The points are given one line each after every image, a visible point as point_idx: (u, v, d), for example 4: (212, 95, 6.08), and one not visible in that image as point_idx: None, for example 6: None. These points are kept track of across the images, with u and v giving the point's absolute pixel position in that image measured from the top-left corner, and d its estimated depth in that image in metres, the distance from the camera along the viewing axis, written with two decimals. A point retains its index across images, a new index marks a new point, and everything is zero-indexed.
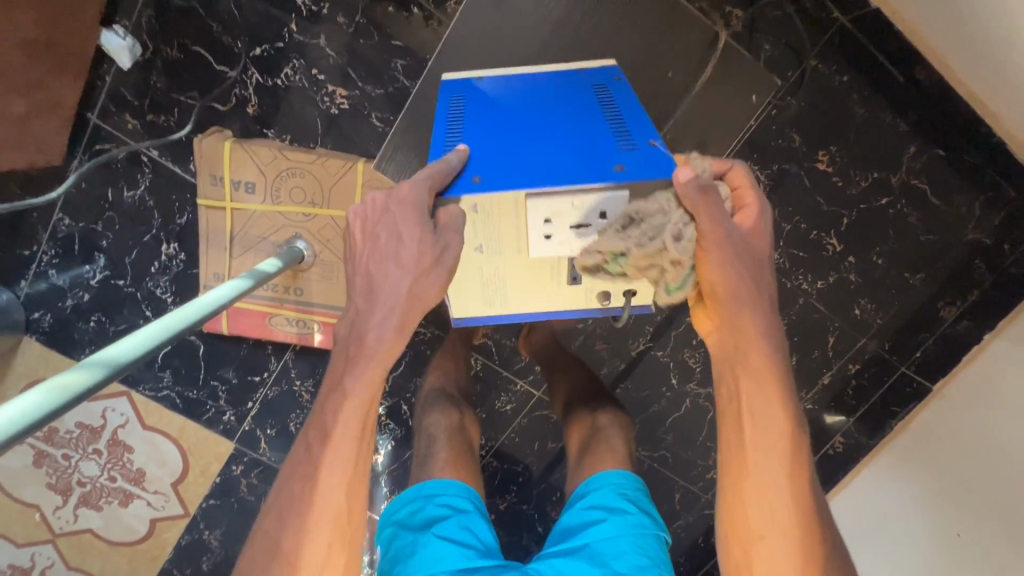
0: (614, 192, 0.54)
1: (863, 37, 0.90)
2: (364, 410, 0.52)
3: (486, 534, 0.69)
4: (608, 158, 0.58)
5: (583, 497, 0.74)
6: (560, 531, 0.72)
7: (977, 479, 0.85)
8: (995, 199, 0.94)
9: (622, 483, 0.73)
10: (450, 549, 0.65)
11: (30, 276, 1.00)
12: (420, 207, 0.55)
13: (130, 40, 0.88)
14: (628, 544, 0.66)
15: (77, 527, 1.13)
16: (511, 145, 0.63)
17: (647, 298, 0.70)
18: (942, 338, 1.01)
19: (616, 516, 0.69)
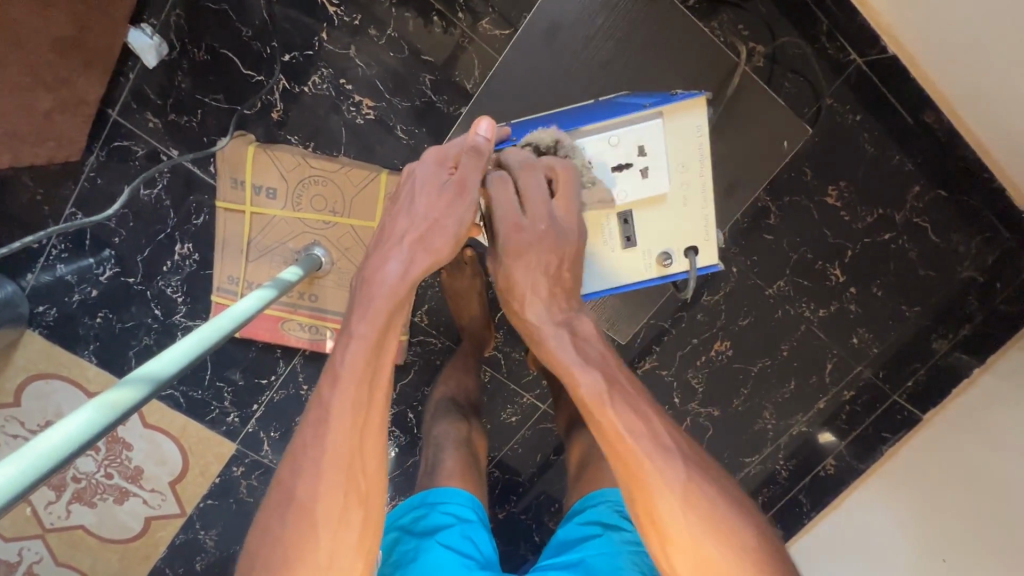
0: (646, 122, 0.69)
1: (878, 79, 0.94)
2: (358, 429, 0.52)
3: (486, 546, 0.70)
4: (636, 105, 0.74)
5: (580, 513, 0.75)
6: (556, 546, 0.74)
7: (971, 511, 0.87)
8: (990, 239, 0.99)
9: (617, 499, 0.74)
10: (450, 558, 0.65)
11: (36, 269, 0.98)
12: (439, 168, 0.67)
13: (157, 39, 0.88)
14: (624, 561, 0.67)
15: (69, 523, 1.12)
16: (551, 124, 0.77)
17: (712, 254, 0.73)
18: (932, 368, 1.06)
19: (613, 531, 0.70)
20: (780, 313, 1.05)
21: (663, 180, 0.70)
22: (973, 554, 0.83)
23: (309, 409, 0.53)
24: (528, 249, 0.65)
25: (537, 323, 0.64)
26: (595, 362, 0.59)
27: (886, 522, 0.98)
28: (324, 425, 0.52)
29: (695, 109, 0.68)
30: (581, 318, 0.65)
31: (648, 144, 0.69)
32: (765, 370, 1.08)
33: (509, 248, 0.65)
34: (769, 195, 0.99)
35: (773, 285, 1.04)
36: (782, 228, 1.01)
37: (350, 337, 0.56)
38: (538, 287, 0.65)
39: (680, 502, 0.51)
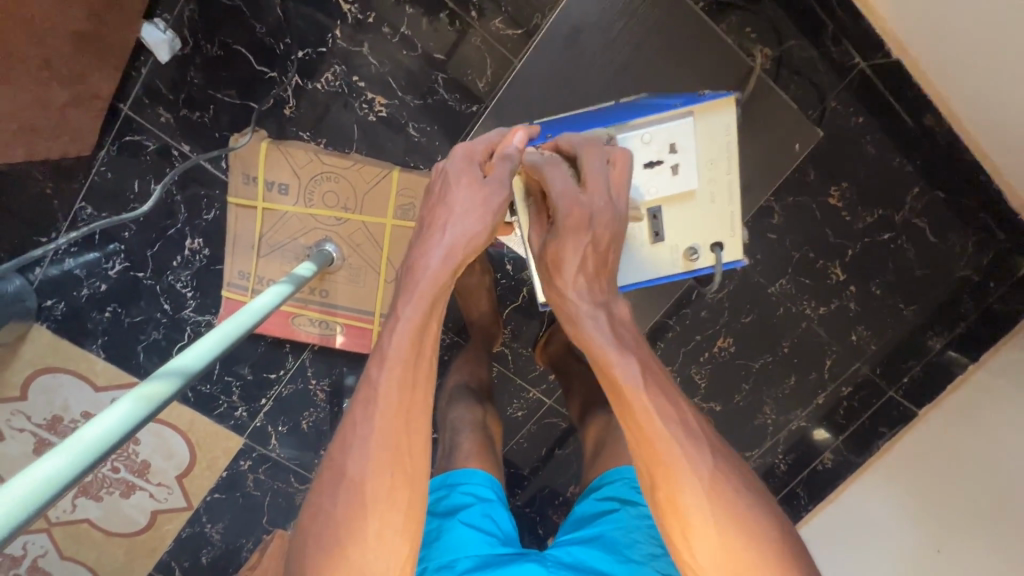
0: (677, 122, 0.70)
1: (881, 83, 0.96)
2: (403, 412, 0.54)
3: (506, 523, 0.71)
4: (666, 104, 0.75)
5: (597, 489, 0.77)
6: (574, 521, 0.75)
7: (963, 501, 0.91)
8: (985, 239, 1.02)
9: (632, 477, 0.76)
10: (473, 536, 0.67)
11: (44, 262, 0.98)
12: (473, 162, 0.69)
13: (170, 34, 0.88)
14: (642, 533, 0.69)
15: (75, 517, 1.12)
16: (581, 123, 0.78)
17: (738, 250, 0.73)
18: (928, 365, 1.09)
19: (629, 506, 0.72)
20: (782, 311, 1.08)
21: (693, 178, 0.71)
22: (970, 545, 0.86)
23: (357, 391, 0.56)
24: (588, 228, 0.66)
25: (576, 303, 0.65)
26: (632, 347, 0.61)
27: (884, 511, 1.01)
28: (371, 408, 0.54)
29: (725, 108, 0.70)
30: (619, 302, 0.67)
31: (679, 142, 0.71)
32: (766, 367, 1.11)
33: (568, 221, 0.66)
34: (773, 196, 1.01)
35: (775, 283, 1.06)
36: (785, 228, 1.03)
37: (397, 321, 0.58)
38: (584, 265, 0.67)
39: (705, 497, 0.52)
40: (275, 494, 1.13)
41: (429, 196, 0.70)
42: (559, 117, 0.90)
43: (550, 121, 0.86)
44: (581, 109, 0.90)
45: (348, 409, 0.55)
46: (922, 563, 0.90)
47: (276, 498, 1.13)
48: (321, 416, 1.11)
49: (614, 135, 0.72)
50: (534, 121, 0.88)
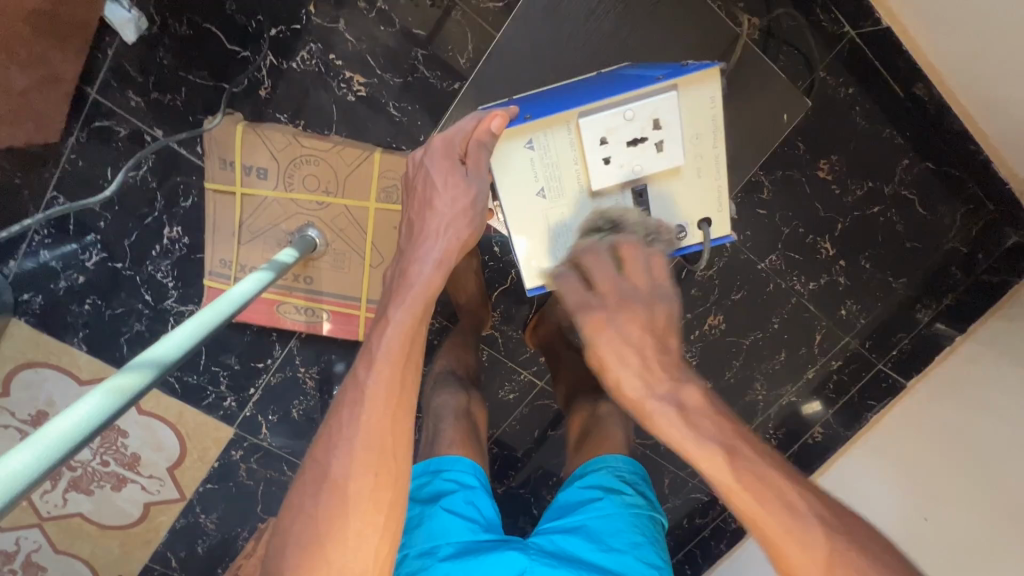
0: (661, 95, 0.67)
1: (870, 51, 0.94)
2: (392, 412, 0.53)
3: (488, 509, 0.71)
4: (648, 76, 0.72)
5: (581, 477, 0.77)
6: (557, 507, 0.74)
7: (953, 472, 0.92)
8: (974, 210, 1.01)
9: (618, 466, 0.77)
10: (455, 523, 0.67)
11: (18, 255, 0.95)
12: (452, 156, 0.68)
13: (135, 13, 0.84)
14: (625, 522, 0.69)
15: (66, 511, 1.11)
16: (559, 100, 0.74)
17: (725, 226, 0.73)
18: (917, 337, 1.09)
19: (613, 496, 0.72)
20: (771, 287, 1.07)
21: (679, 154, 0.69)
22: (964, 518, 0.87)
23: (345, 389, 0.55)
24: (610, 323, 0.58)
25: (640, 399, 0.55)
26: (708, 433, 0.53)
27: (871, 483, 1.02)
28: (359, 409, 0.53)
29: (711, 79, 0.68)
30: (687, 386, 0.56)
31: (663, 117, 0.68)
32: (756, 343, 1.11)
33: (589, 324, 0.59)
34: (762, 170, 1.00)
35: (765, 260, 1.05)
36: (775, 203, 1.02)
37: (387, 322, 0.57)
38: (628, 358, 0.56)
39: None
40: (268, 483, 1.13)
41: (414, 193, 0.71)
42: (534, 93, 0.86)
43: (524, 98, 0.82)
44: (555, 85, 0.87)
45: (334, 408, 0.54)
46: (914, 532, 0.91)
47: (269, 487, 1.13)
48: (311, 405, 1.10)
49: (597, 111, 0.68)
50: (510, 99, 0.84)
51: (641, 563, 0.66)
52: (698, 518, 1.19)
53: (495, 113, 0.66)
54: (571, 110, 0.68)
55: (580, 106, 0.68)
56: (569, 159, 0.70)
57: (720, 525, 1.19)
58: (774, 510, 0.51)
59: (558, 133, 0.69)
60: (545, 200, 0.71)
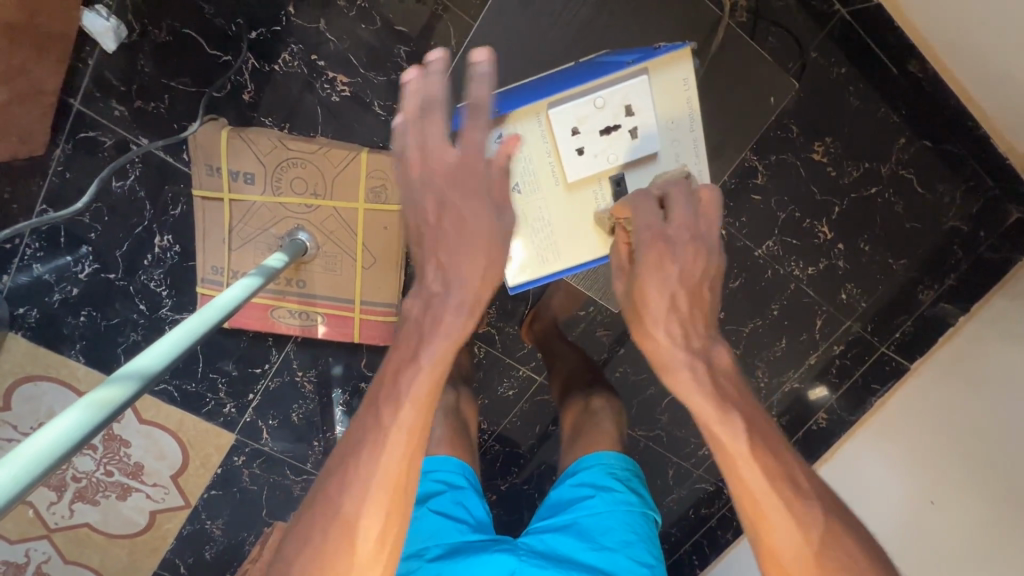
0: (631, 81, 0.67)
1: (861, 29, 0.92)
2: (411, 454, 0.48)
3: (479, 509, 0.71)
4: (620, 64, 0.71)
5: (573, 475, 0.76)
6: (549, 505, 0.74)
7: (956, 454, 0.91)
8: (974, 188, 0.99)
9: (611, 463, 0.75)
10: (444, 523, 0.67)
11: (11, 270, 0.94)
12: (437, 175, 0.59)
13: (114, 21, 0.84)
14: (617, 520, 0.68)
15: (73, 522, 1.11)
16: (532, 93, 0.74)
17: None
18: (920, 318, 1.07)
19: (604, 493, 0.71)
20: (770, 274, 1.06)
21: (655, 140, 0.68)
22: (969, 502, 0.86)
23: (365, 416, 0.49)
24: (667, 264, 0.58)
25: (672, 348, 0.56)
26: (728, 398, 0.54)
27: (876, 469, 1.01)
28: (380, 444, 0.48)
29: (683, 60, 0.67)
30: (717, 347, 0.58)
31: (635, 103, 0.68)
32: (756, 331, 1.09)
33: (647, 260, 0.59)
34: (757, 155, 0.98)
35: (762, 246, 1.04)
36: (771, 188, 1.00)
37: (417, 345, 0.50)
38: (675, 305, 0.58)
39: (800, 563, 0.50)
40: (272, 487, 1.13)
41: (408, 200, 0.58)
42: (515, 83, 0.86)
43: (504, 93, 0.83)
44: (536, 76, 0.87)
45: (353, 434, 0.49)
46: (921, 517, 0.91)
47: (273, 491, 1.13)
48: (311, 408, 1.10)
49: (566, 101, 0.68)
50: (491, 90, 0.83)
51: (633, 562, 0.66)
52: (704, 508, 1.19)
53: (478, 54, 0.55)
54: (540, 102, 0.69)
55: (549, 98, 0.68)
56: (542, 151, 0.70)
57: (726, 514, 1.18)
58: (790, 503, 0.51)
59: (529, 127, 0.69)
60: (521, 195, 0.71)
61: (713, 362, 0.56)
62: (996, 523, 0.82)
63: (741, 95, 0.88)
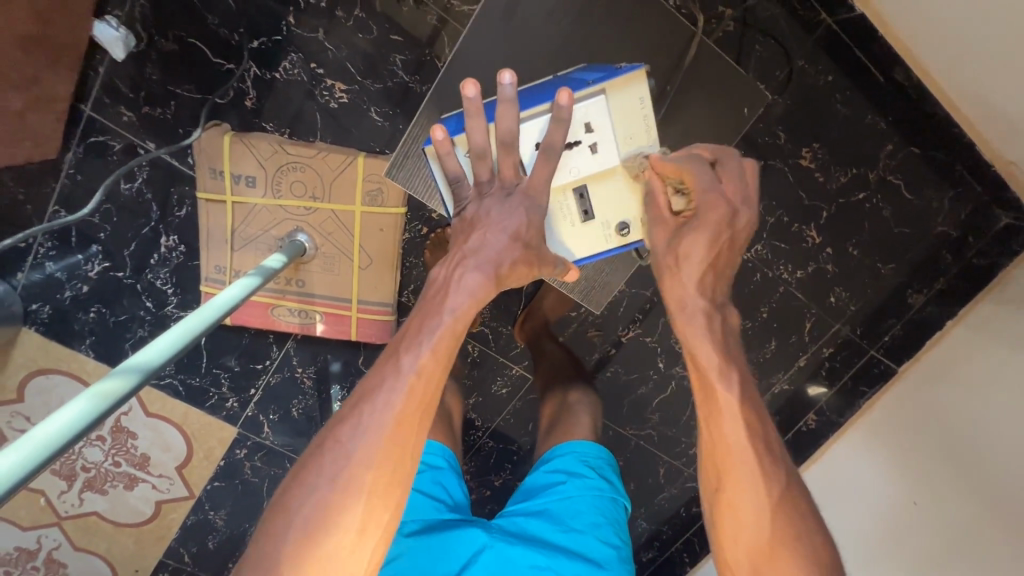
0: (590, 100, 0.69)
1: (848, 38, 0.94)
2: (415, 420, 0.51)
3: (456, 490, 0.75)
4: (580, 79, 0.73)
5: (548, 461, 0.79)
6: (524, 490, 0.78)
7: (942, 456, 0.92)
8: (963, 194, 1.01)
9: (584, 451, 0.78)
10: (423, 500, 0.70)
11: (25, 268, 0.99)
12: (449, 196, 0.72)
13: (123, 31, 0.88)
14: (587, 504, 0.72)
15: (83, 510, 1.16)
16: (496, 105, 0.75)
17: None
18: (909, 322, 1.09)
19: (576, 479, 0.74)
20: (758, 277, 1.08)
21: (613, 155, 0.70)
22: (954, 504, 0.88)
23: (378, 373, 0.53)
24: (727, 223, 0.61)
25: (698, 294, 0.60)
26: (732, 353, 0.58)
27: (863, 471, 1.03)
28: (392, 399, 0.50)
29: (638, 81, 0.69)
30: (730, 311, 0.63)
31: (594, 120, 0.69)
32: (746, 332, 1.11)
33: (712, 213, 0.61)
34: (745, 160, 1.01)
35: (750, 249, 1.06)
36: (758, 193, 1.02)
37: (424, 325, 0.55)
38: (712, 260, 0.61)
39: (756, 525, 0.53)
40: (272, 479, 1.17)
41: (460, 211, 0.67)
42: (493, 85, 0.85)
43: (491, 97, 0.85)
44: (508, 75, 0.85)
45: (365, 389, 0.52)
46: (908, 518, 0.93)
47: (274, 483, 1.17)
48: (310, 403, 1.14)
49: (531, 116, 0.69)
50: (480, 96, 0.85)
51: (600, 542, 0.69)
52: (695, 507, 1.21)
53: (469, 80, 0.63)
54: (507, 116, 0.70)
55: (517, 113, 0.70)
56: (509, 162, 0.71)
57: None
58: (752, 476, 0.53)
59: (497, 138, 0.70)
60: None
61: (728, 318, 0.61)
62: (979, 526, 0.83)
63: (727, 101, 0.90)
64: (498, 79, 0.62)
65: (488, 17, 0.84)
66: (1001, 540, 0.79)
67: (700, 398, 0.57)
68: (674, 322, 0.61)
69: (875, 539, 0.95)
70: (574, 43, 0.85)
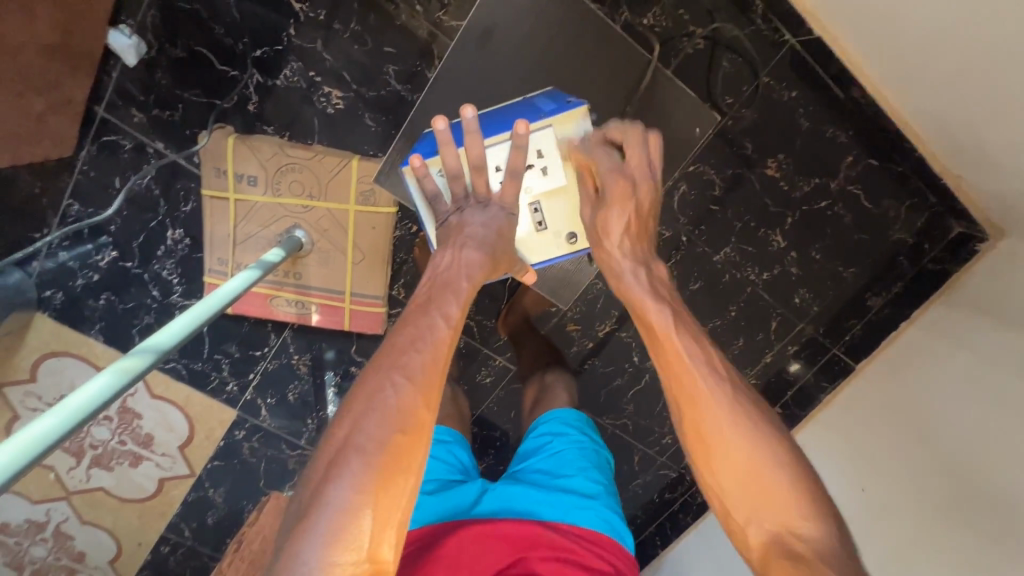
0: (541, 131, 0.77)
1: (811, 57, 1.01)
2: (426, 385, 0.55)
3: (465, 458, 0.85)
4: (535, 109, 0.81)
5: (537, 427, 0.89)
6: (520, 454, 0.87)
7: (911, 436, 0.96)
8: (918, 204, 1.08)
9: (566, 415, 0.88)
10: (436, 464, 0.81)
11: (40, 256, 1.05)
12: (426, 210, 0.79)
13: (135, 39, 0.94)
14: (573, 453, 0.81)
15: (90, 486, 1.23)
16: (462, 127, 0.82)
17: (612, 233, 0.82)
18: (868, 323, 1.16)
19: (562, 437, 0.84)
20: (727, 278, 1.15)
21: (562, 177, 0.78)
22: (923, 474, 0.91)
23: (389, 348, 0.58)
24: (630, 197, 0.72)
25: (620, 259, 0.73)
26: (663, 295, 0.70)
27: (821, 464, 1.09)
28: (409, 366, 0.56)
29: (579, 117, 0.77)
30: (655, 263, 0.75)
31: (545, 148, 0.77)
32: (716, 329, 1.19)
33: (617, 192, 0.72)
34: (715, 169, 1.08)
35: (720, 252, 1.13)
36: (727, 200, 1.10)
37: (424, 314, 0.61)
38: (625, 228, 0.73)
39: (721, 423, 0.60)
40: (269, 459, 1.24)
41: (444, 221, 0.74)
42: (477, 98, 0.92)
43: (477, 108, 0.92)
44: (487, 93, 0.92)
45: (377, 364, 0.56)
46: (884, 499, 0.95)
47: (271, 463, 1.24)
48: (306, 388, 1.21)
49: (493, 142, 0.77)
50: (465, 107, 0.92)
51: (589, 481, 0.78)
52: (667, 493, 1.29)
53: (438, 114, 0.70)
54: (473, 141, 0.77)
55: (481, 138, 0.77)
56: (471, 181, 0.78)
57: (687, 499, 1.28)
58: (706, 380, 0.62)
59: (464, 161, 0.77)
60: None
61: (653, 269, 0.73)
62: (952, 497, 0.85)
63: (696, 114, 0.97)
64: (461, 114, 0.70)
65: (474, 32, 0.90)
66: (943, 517, 0.85)
67: (647, 335, 0.67)
68: (619, 287, 0.73)
69: (857, 521, 0.97)
70: (552, 59, 0.92)
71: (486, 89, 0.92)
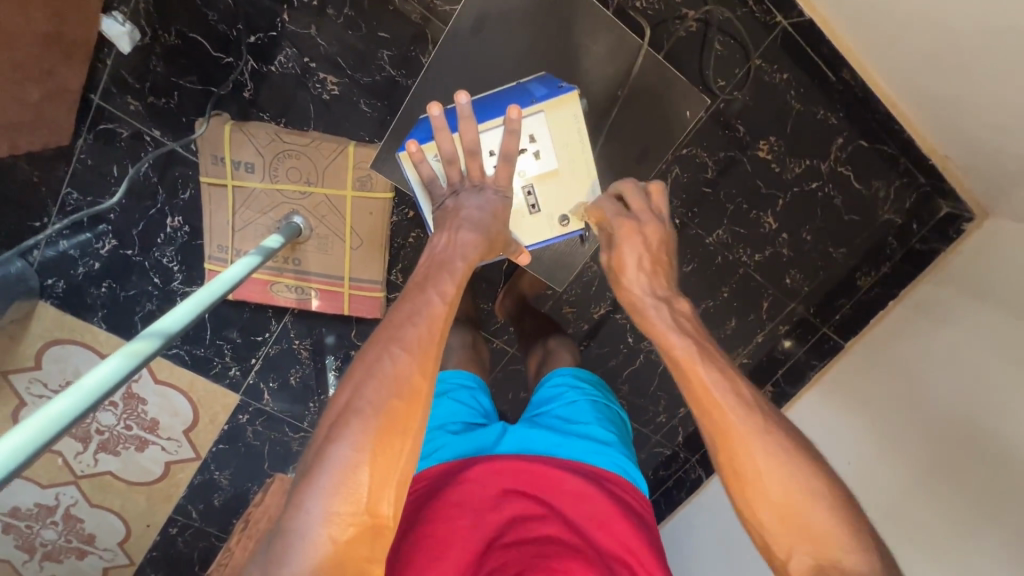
0: (533, 116, 0.78)
1: (802, 39, 1.02)
2: (421, 359, 0.57)
3: (486, 404, 0.88)
4: (525, 94, 0.82)
5: (551, 379, 0.91)
6: (533, 403, 0.89)
7: (906, 411, 0.97)
8: (907, 183, 1.09)
9: (579, 371, 0.91)
10: (460, 408, 0.84)
11: (40, 245, 1.06)
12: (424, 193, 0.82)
13: (128, 26, 0.95)
14: (587, 404, 0.84)
15: (98, 470, 1.26)
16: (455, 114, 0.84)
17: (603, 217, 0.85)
18: (857, 303, 1.18)
19: (577, 389, 0.87)
20: (720, 259, 1.17)
21: (553, 160, 0.80)
22: (910, 449, 0.93)
23: (388, 320, 0.59)
24: (639, 233, 0.75)
25: (638, 295, 0.73)
26: (686, 327, 0.68)
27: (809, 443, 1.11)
28: (406, 337, 0.58)
29: (571, 101, 0.78)
30: (677, 299, 0.72)
31: (537, 132, 0.79)
32: (709, 310, 1.21)
33: (623, 231, 0.75)
34: (707, 152, 1.09)
35: (712, 234, 1.15)
36: (720, 182, 1.11)
37: (421, 292, 0.62)
38: (641, 266, 0.74)
39: (753, 450, 0.59)
40: (272, 442, 1.27)
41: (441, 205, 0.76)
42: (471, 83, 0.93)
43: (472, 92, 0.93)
44: (481, 78, 0.93)
45: (376, 334, 0.58)
46: (876, 472, 0.96)
47: (275, 446, 1.27)
48: (307, 372, 1.23)
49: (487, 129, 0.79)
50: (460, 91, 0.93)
51: (604, 429, 0.80)
52: (662, 470, 1.33)
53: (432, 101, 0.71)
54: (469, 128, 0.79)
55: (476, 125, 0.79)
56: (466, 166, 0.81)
57: (681, 476, 1.31)
58: (733, 409, 0.61)
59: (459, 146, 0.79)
60: None
61: (674, 305, 0.71)
62: (942, 475, 0.87)
63: (689, 96, 0.97)
64: (455, 100, 0.70)
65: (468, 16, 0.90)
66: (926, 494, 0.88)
67: (673, 369, 0.65)
68: (639, 320, 0.71)
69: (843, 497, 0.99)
70: (546, 43, 0.93)
71: (481, 73, 0.93)
